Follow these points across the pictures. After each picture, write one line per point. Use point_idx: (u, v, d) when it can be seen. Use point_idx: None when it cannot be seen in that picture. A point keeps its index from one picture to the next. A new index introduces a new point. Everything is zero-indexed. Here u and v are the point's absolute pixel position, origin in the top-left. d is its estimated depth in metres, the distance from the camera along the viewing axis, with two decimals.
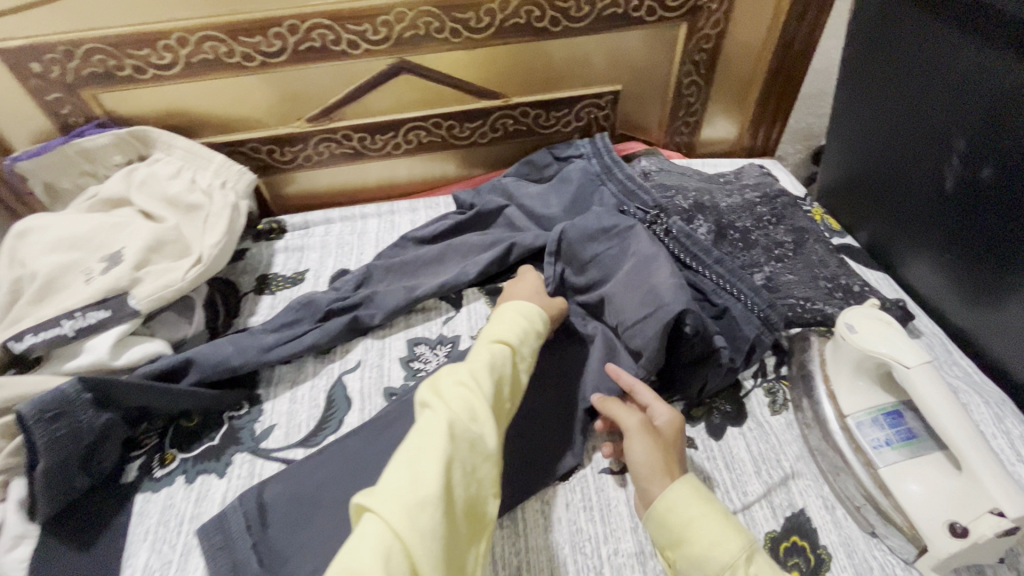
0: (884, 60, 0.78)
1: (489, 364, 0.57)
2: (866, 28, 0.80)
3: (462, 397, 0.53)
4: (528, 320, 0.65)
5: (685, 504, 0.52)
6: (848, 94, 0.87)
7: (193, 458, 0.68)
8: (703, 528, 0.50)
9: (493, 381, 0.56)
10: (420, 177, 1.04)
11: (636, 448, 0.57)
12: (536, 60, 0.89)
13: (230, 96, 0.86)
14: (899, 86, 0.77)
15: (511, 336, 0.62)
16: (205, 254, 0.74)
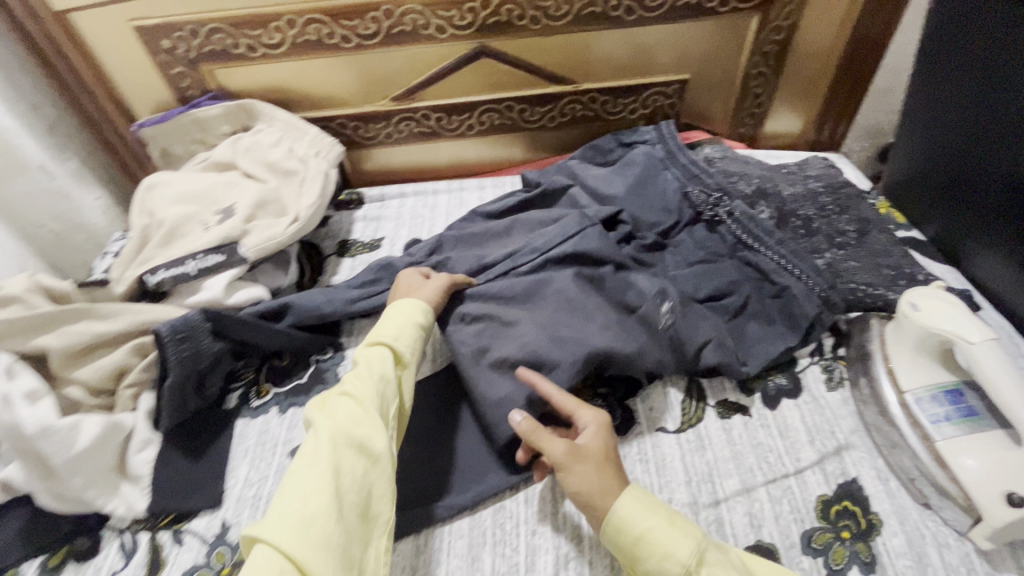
0: (958, 53, 0.79)
1: (369, 371, 0.61)
2: (941, 22, 0.81)
3: (346, 407, 0.57)
4: (405, 316, 0.68)
5: (639, 511, 0.53)
6: (921, 87, 0.87)
7: (285, 392, 0.75)
8: (657, 539, 0.50)
9: (384, 384, 0.60)
10: (489, 158, 1.10)
11: (576, 478, 0.56)
12: (607, 49, 0.94)
13: (325, 75, 0.95)
14: (973, 79, 0.77)
15: (386, 335, 0.65)
16: (301, 212, 0.82)
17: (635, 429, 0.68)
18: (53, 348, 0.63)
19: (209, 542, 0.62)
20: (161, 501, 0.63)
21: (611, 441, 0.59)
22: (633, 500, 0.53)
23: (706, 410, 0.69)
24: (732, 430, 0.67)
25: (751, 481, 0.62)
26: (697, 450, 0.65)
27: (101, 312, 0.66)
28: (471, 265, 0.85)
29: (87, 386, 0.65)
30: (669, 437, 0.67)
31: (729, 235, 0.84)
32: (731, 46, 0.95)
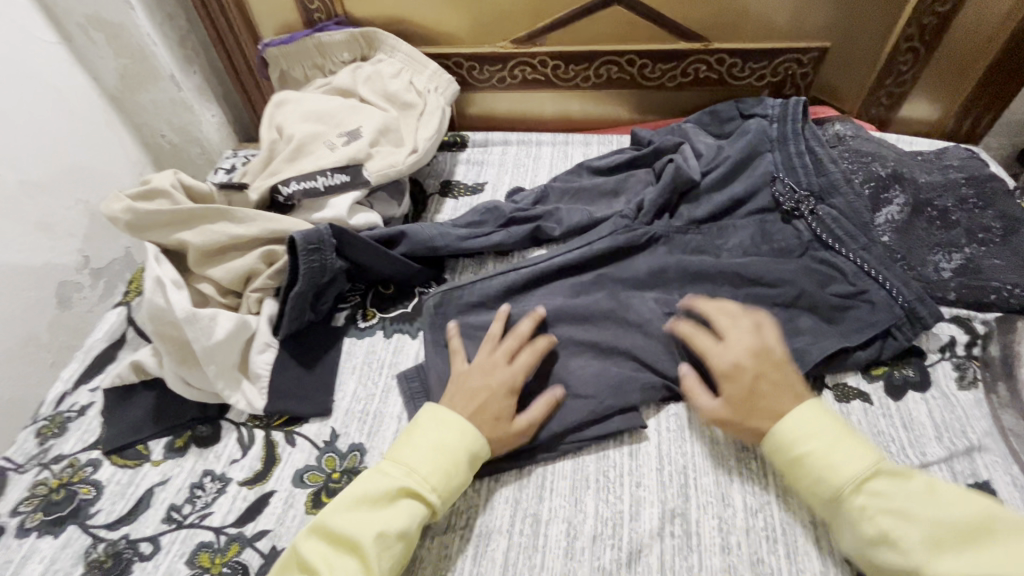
0: None
1: (390, 529, 0.52)
2: None
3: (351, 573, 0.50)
4: (448, 451, 0.57)
5: (807, 429, 0.55)
6: None
7: (391, 318, 0.77)
8: (833, 452, 0.53)
9: (401, 545, 0.52)
10: (596, 116, 1.06)
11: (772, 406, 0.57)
12: (747, 6, 0.88)
13: (449, 10, 0.93)
14: None
15: (420, 477, 0.55)
16: (420, 145, 0.83)
17: None
18: (192, 244, 0.66)
19: (320, 447, 0.64)
20: (277, 402, 0.66)
21: (767, 361, 0.60)
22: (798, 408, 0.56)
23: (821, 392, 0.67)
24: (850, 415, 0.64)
25: None
26: None
27: (237, 215, 0.68)
28: (583, 218, 0.84)
29: (217, 284, 0.68)
30: None
31: (805, 231, 0.79)
32: (883, 15, 0.88)
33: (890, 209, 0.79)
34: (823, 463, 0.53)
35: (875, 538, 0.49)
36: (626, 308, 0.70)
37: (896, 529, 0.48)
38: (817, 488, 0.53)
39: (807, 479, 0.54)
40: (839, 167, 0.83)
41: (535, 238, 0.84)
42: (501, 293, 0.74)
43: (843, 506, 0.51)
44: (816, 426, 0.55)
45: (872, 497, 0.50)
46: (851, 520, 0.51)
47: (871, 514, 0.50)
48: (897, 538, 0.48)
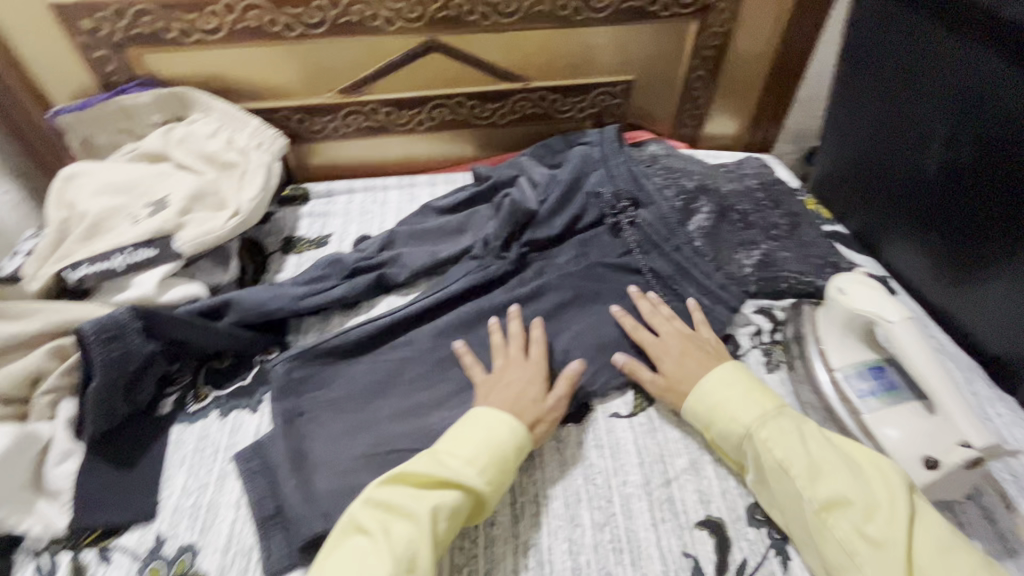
0: (877, 68, 0.83)
1: (437, 509, 0.53)
2: (860, 36, 0.85)
3: (404, 533, 0.52)
4: (498, 443, 0.59)
5: (716, 387, 0.64)
6: (841, 98, 0.91)
7: (226, 395, 0.71)
8: (729, 405, 0.62)
9: (447, 526, 0.54)
10: (440, 155, 1.09)
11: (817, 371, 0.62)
12: (556, 49, 0.95)
13: (268, 64, 0.91)
14: (890, 90, 0.82)
15: (472, 468, 0.56)
16: (243, 206, 0.78)
17: (589, 413, 0.69)
18: None
19: (141, 559, 0.57)
20: (88, 516, 0.58)
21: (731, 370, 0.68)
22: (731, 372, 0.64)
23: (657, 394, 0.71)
24: (682, 415, 0.69)
25: (698, 457, 0.65)
26: (650, 432, 0.67)
27: (11, 312, 0.62)
28: (426, 259, 0.85)
29: None
30: (621, 422, 0.68)
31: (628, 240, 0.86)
32: (672, 49, 0.99)
33: (700, 218, 0.88)
34: (723, 420, 0.62)
35: (770, 474, 0.57)
36: (476, 348, 0.74)
37: (785, 462, 0.56)
38: (726, 447, 0.61)
39: (717, 432, 0.62)
40: (649, 185, 0.91)
41: (379, 286, 0.83)
42: (344, 347, 0.72)
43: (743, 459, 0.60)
44: (724, 392, 0.63)
45: (772, 443, 0.58)
46: (755, 449, 0.58)
47: (762, 460, 0.58)
48: (777, 461, 0.57)
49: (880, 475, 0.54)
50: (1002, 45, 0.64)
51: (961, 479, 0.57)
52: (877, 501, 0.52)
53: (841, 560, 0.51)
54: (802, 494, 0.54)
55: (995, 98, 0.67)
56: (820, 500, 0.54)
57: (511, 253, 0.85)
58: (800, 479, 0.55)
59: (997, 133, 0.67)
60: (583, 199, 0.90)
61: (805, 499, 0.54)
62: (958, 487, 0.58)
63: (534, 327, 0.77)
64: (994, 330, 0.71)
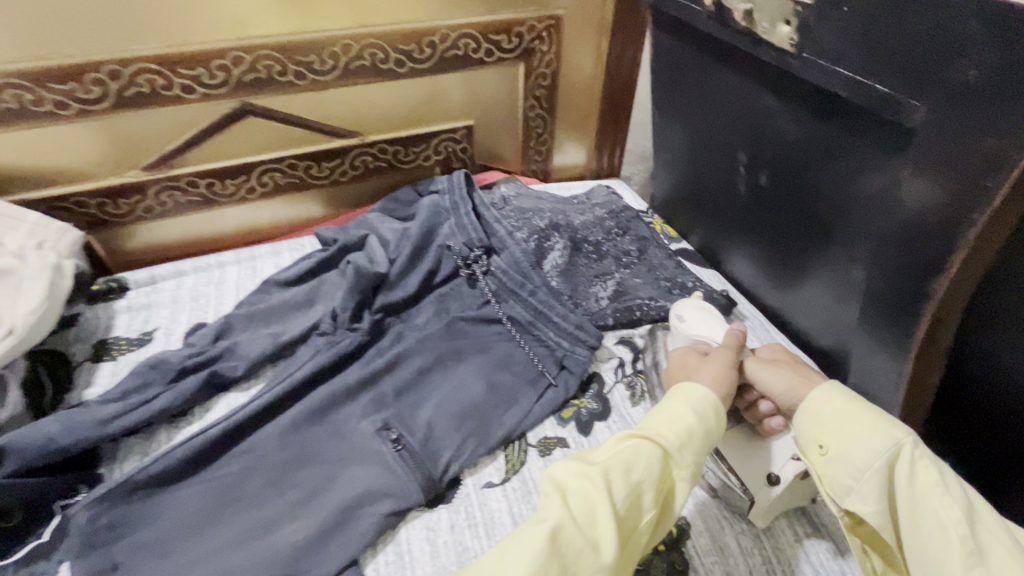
0: (673, 99, 0.88)
1: (633, 470, 0.49)
2: (658, 68, 0.89)
3: (581, 493, 0.48)
4: (674, 401, 0.53)
5: (839, 399, 0.50)
6: (659, 123, 0.96)
7: (12, 565, 0.57)
8: (862, 418, 0.48)
9: (631, 490, 0.48)
10: (282, 220, 1.00)
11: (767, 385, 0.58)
12: (386, 102, 0.92)
13: (44, 147, 0.79)
14: (687, 118, 0.87)
15: (663, 425, 0.52)
16: (19, 322, 0.67)
17: (460, 488, 0.66)
18: None
19: None
20: None
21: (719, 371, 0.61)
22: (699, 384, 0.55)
23: (528, 451, 0.69)
24: None
25: None
26: (524, 497, 0.64)
27: None
28: (268, 345, 0.77)
29: None
30: (495, 491, 0.65)
31: (485, 289, 0.85)
32: (504, 92, 1.00)
33: (553, 256, 0.89)
34: (857, 432, 0.48)
35: (903, 499, 0.46)
36: (331, 441, 0.67)
37: (936, 491, 0.45)
38: (847, 466, 0.48)
39: (836, 444, 0.49)
40: (500, 231, 0.90)
41: (213, 385, 0.73)
42: (168, 471, 0.63)
43: (869, 480, 0.47)
44: (855, 402, 0.50)
45: (927, 466, 0.46)
46: (900, 474, 0.46)
47: (901, 484, 0.46)
48: (923, 494, 0.45)
49: None
50: (757, 79, 0.70)
51: (800, 488, 0.60)
52: None
53: None
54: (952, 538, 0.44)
55: (767, 126, 0.71)
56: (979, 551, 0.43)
57: (363, 322, 0.80)
58: (957, 517, 0.44)
59: (778, 156, 0.71)
60: (436, 252, 0.88)
61: (950, 539, 0.44)
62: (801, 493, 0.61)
63: (395, 402, 0.72)
64: (818, 326, 0.77)
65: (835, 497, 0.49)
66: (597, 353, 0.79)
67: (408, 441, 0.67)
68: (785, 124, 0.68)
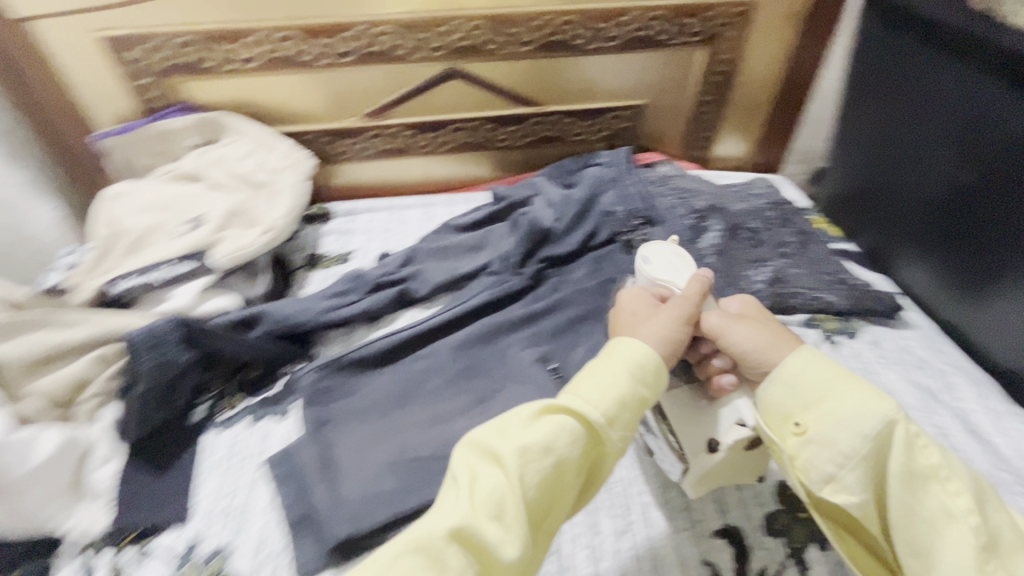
0: (887, 90, 0.87)
1: (553, 446, 0.48)
2: (877, 58, 0.89)
3: (494, 481, 0.46)
4: (615, 382, 0.51)
5: (812, 377, 0.51)
6: (861, 117, 0.94)
7: (256, 403, 0.74)
8: (849, 396, 0.49)
9: (551, 470, 0.47)
10: (458, 176, 1.13)
11: (735, 338, 0.55)
12: (570, 76, 1.00)
13: (298, 90, 0.96)
14: (897, 110, 0.85)
15: (591, 403, 0.50)
16: (275, 224, 0.82)
17: None
18: (11, 357, 0.61)
19: (176, 559, 0.59)
20: (127, 515, 0.61)
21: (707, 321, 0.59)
22: (631, 341, 0.54)
23: None
24: None
25: None
26: None
27: (67, 319, 0.66)
28: (447, 275, 0.89)
29: (49, 397, 0.63)
30: None
31: (641, 257, 0.89)
32: (681, 75, 1.03)
33: (711, 235, 0.92)
34: (846, 412, 0.48)
35: (895, 483, 0.47)
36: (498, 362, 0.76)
37: (941, 470, 0.47)
38: (829, 448, 0.48)
39: (814, 424, 0.50)
40: (661, 205, 0.94)
41: (402, 300, 0.86)
42: (370, 358, 0.76)
43: (853, 464, 0.47)
44: (840, 377, 0.50)
45: (922, 447, 0.47)
46: (908, 452, 0.47)
47: (894, 461, 0.47)
48: (925, 474, 0.47)
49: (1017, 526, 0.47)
50: (994, 70, 0.68)
51: (743, 460, 0.57)
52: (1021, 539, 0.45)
53: None
54: (954, 523, 0.45)
55: (993, 119, 0.69)
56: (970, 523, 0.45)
57: (528, 269, 0.89)
58: (962, 502, 0.45)
59: (998, 152, 0.69)
60: (597, 217, 0.94)
61: (953, 524, 0.45)
62: (745, 467, 0.58)
63: (552, 340, 0.80)
64: (1011, 345, 0.72)
65: (811, 483, 0.50)
66: None
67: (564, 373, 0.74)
68: (996, 102, 0.68)
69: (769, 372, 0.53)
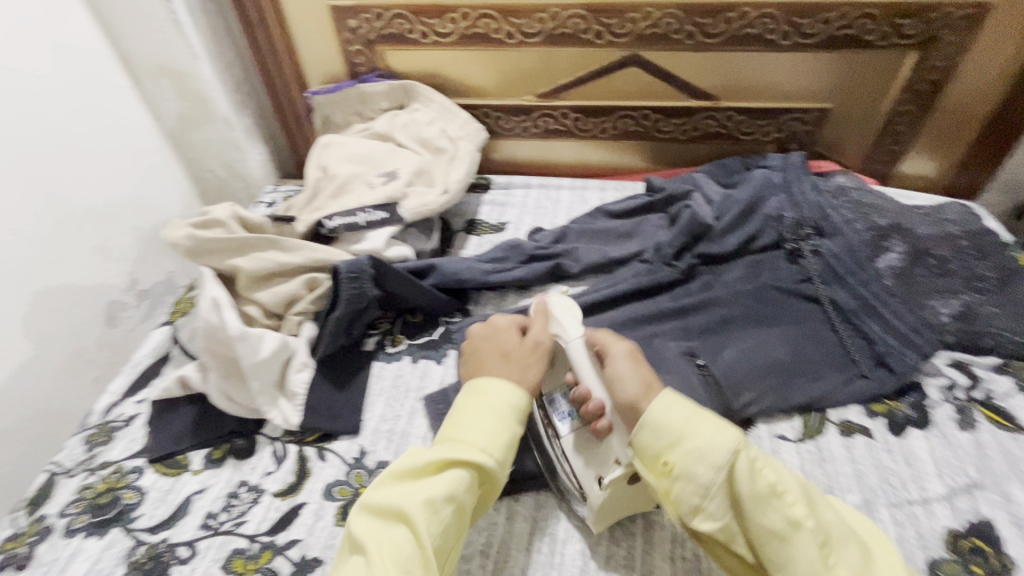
0: None
1: (452, 496, 0.49)
2: None
3: (403, 540, 0.47)
4: (500, 425, 0.53)
5: (663, 417, 0.50)
6: None
7: (418, 345, 0.81)
8: (701, 427, 0.49)
9: (454, 517, 0.49)
10: (612, 163, 1.14)
11: (616, 376, 0.55)
12: (753, 72, 0.96)
13: (481, 66, 1.03)
14: None
15: (477, 448, 0.52)
16: (451, 186, 0.90)
17: (754, 430, 0.71)
18: (244, 269, 0.73)
19: (349, 463, 0.68)
20: (310, 419, 0.70)
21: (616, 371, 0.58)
22: (499, 380, 0.56)
23: (826, 425, 0.71)
24: (853, 449, 0.68)
25: (872, 499, 0.64)
26: (817, 461, 0.67)
27: (285, 245, 0.76)
28: (599, 257, 0.91)
29: (264, 308, 0.75)
30: (788, 445, 0.69)
31: (808, 269, 0.84)
32: (880, 81, 0.95)
33: (890, 256, 0.83)
34: (700, 443, 0.48)
35: (748, 507, 0.47)
36: (647, 348, 0.77)
37: (778, 487, 0.47)
38: (690, 479, 0.48)
39: (679, 460, 0.49)
40: (836, 218, 0.87)
41: (554, 274, 0.90)
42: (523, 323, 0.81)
43: (715, 493, 0.48)
44: (692, 417, 0.50)
45: (765, 468, 0.48)
46: (742, 481, 0.47)
47: (743, 488, 0.47)
48: (771, 496, 0.47)
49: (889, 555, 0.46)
50: None
51: (631, 492, 0.58)
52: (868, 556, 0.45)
53: None
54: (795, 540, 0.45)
55: None
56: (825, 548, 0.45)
57: (681, 263, 0.87)
58: (799, 513, 0.46)
59: None
60: (761, 221, 0.89)
61: (799, 537, 0.45)
62: (639, 498, 0.59)
63: (699, 337, 0.79)
64: None
65: (683, 515, 0.49)
66: (925, 366, 0.75)
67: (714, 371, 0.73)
68: None
69: (640, 415, 0.52)
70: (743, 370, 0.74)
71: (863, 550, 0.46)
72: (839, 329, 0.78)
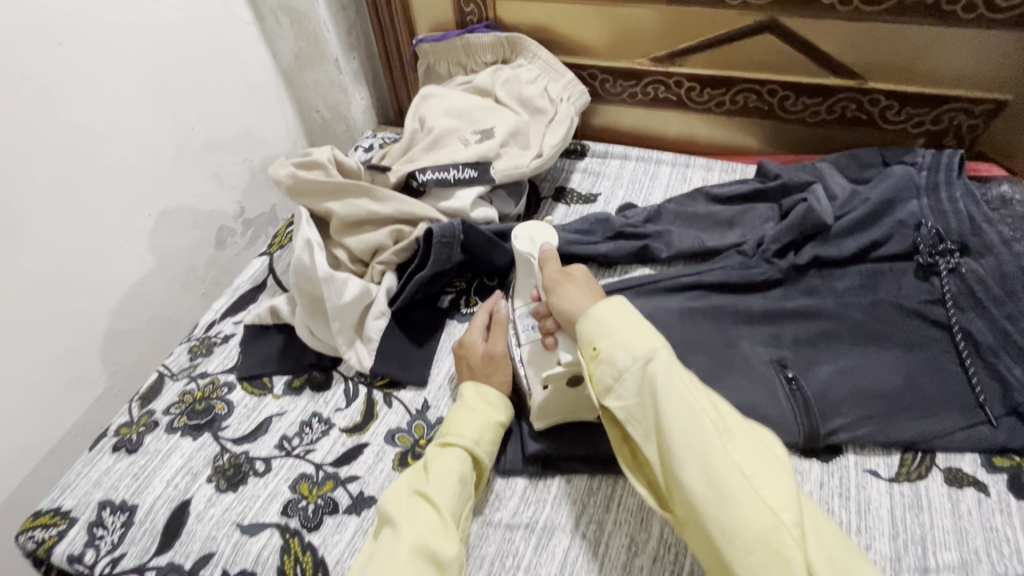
0: None
1: (455, 470, 0.57)
2: None
3: (424, 509, 0.54)
4: (480, 413, 0.62)
5: (600, 316, 0.55)
6: None
7: None
8: (626, 329, 0.53)
9: (460, 488, 0.56)
10: (723, 142, 1.04)
11: (563, 297, 0.60)
12: (916, 49, 0.82)
13: (593, 23, 0.96)
14: None
15: (462, 433, 0.60)
16: (545, 150, 0.87)
17: (840, 457, 0.65)
18: (336, 213, 0.76)
19: (412, 414, 0.70)
20: (380, 365, 0.73)
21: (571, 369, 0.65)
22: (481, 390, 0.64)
23: (931, 470, 0.63)
24: (960, 503, 0.60)
25: (973, 563, 0.56)
26: (912, 509, 0.60)
27: (376, 194, 0.77)
28: (693, 244, 0.84)
29: (350, 252, 0.78)
30: (878, 483, 0.62)
31: (939, 289, 0.72)
32: None
33: None
34: (628, 337, 0.53)
35: (659, 397, 0.49)
36: (732, 349, 0.71)
37: (701, 393, 0.51)
38: (610, 364, 0.52)
39: (608, 348, 0.53)
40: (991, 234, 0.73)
41: (641, 255, 0.85)
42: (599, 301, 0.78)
43: (631, 377, 0.51)
44: (628, 316, 0.54)
45: (686, 374, 0.51)
46: (664, 375, 0.50)
47: (660, 380, 0.50)
48: (684, 396, 0.49)
49: (784, 466, 0.48)
50: None
51: (575, 397, 0.62)
52: (781, 468, 0.47)
53: (734, 484, 0.45)
54: (702, 421, 0.48)
55: None
56: (727, 440, 0.48)
57: (784, 261, 0.79)
58: (707, 406, 0.50)
59: None
60: (891, 225, 0.78)
61: (701, 425, 0.48)
62: (584, 401, 0.63)
63: (793, 348, 0.71)
64: None
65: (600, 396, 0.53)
66: None
67: (805, 386, 0.66)
68: None
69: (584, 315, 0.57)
70: (839, 392, 0.66)
71: (776, 460, 0.48)
72: (969, 364, 0.67)
